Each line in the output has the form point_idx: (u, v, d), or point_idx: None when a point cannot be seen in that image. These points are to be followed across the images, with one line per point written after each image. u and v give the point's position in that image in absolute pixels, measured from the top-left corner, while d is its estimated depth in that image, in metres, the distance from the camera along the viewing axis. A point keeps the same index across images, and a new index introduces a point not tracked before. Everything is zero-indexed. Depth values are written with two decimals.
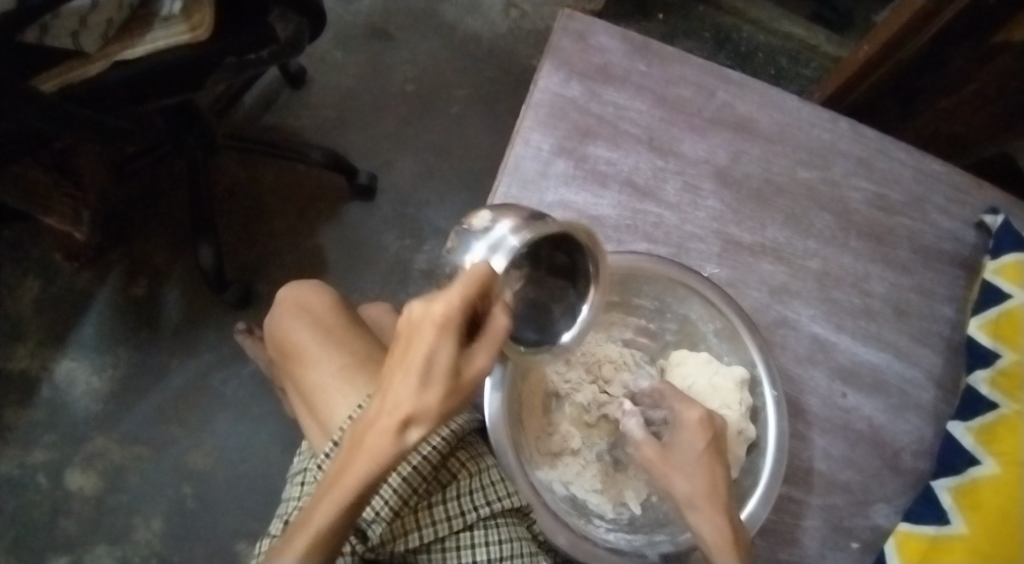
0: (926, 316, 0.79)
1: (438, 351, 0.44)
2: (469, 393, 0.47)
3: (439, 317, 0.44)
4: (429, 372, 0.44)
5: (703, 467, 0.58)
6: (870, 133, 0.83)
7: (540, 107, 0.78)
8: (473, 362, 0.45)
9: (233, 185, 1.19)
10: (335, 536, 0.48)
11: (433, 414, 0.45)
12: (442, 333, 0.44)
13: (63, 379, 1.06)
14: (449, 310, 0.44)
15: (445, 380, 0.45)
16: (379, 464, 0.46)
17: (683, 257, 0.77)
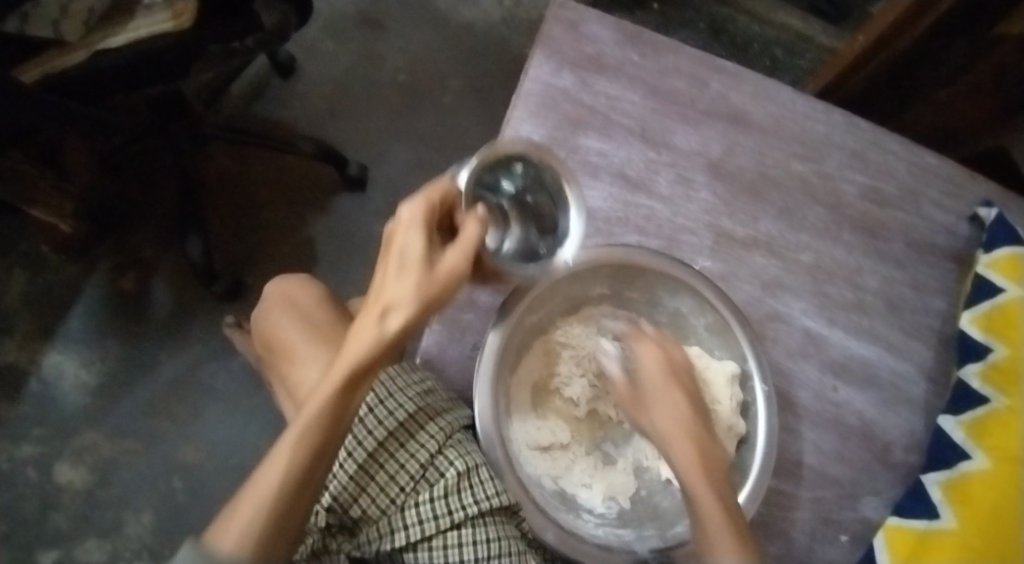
0: (919, 310, 0.79)
1: (411, 239, 0.51)
2: (445, 295, 0.52)
3: (411, 215, 0.51)
4: (407, 259, 0.51)
5: (692, 438, 0.60)
6: (863, 125, 0.82)
7: (530, 97, 0.77)
8: (444, 258, 0.51)
9: (222, 176, 1.18)
10: (325, 432, 0.50)
11: (409, 299, 0.50)
12: (414, 228, 0.51)
13: (51, 372, 1.05)
14: (419, 209, 0.51)
15: (420, 268, 0.50)
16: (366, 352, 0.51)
17: (674, 250, 0.76)
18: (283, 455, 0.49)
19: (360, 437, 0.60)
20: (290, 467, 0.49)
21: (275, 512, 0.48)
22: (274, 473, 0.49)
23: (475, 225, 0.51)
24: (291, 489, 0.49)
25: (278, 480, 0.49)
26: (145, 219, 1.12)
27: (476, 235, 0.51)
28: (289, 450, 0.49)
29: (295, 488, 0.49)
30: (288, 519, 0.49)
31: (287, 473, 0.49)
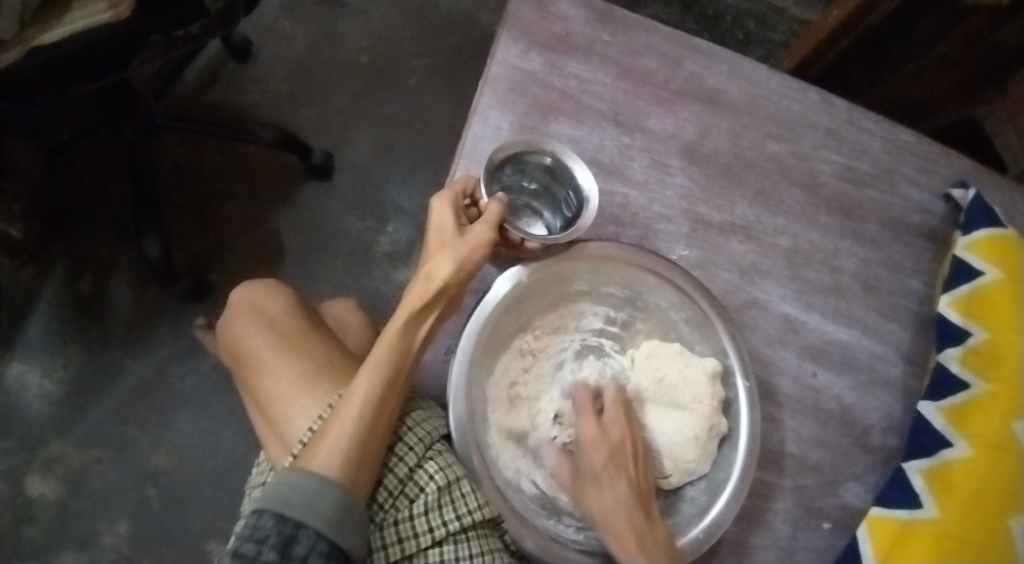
0: (895, 291, 0.78)
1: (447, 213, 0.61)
2: (478, 260, 0.60)
3: (439, 200, 0.61)
4: (445, 228, 0.61)
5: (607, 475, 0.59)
6: (838, 103, 0.81)
7: (498, 82, 0.72)
8: (472, 229, 0.60)
9: (180, 167, 1.14)
10: (391, 369, 0.57)
11: (448, 261, 0.59)
12: (444, 210, 0.61)
13: (15, 382, 1.03)
14: (445, 195, 0.61)
15: (454, 235, 0.60)
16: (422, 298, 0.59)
17: (652, 240, 0.73)
18: (362, 387, 0.56)
19: None
20: (369, 397, 0.56)
21: (358, 435, 0.54)
22: (358, 401, 0.55)
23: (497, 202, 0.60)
24: (369, 417, 0.55)
25: (359, 408, 0.55)
26: (100, 220, 1.09)
27: (498, 208, 0.59)
28: (368, 382, 0.56)
29: (372, 415, 0.56)
30: (368, 444, 0.55)
31: (366, 403, 0.56)
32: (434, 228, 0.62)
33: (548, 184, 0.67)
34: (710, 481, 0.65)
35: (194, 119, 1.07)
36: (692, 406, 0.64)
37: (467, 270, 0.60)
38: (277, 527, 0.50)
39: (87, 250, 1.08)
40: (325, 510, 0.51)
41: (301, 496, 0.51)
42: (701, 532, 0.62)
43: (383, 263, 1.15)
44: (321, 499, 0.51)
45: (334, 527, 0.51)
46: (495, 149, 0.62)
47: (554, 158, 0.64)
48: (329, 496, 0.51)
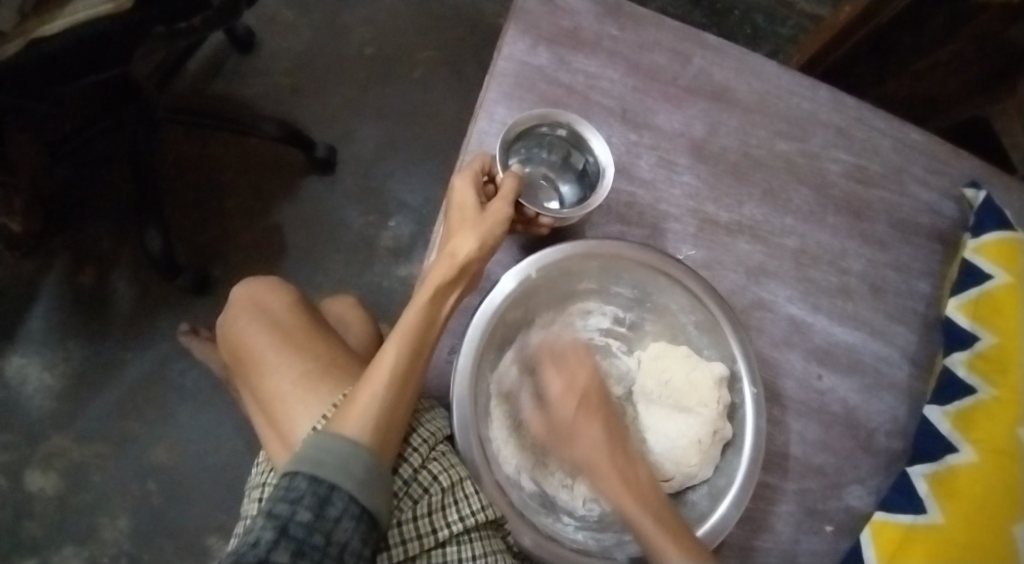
0: (903, 293, 0.77)
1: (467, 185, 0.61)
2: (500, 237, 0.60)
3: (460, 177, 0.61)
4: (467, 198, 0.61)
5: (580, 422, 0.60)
6: (849, 102, 0.80)
7: (504, 77, 0.71)
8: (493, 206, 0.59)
9: (181, 160, 1.13)
10: (419, 337, 0.57)
11: (472, 237, 0.59)
12: (464, 185, 0.61)
13: (16, 375, 1.03)
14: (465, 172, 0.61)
15: (475, 211, 0.60)
16: (448, 268, 0.59)
17: (658, 239, 0.72)
18: (390, 353, 0.56)
19: None
20: (397, 363, 0.56)
21: (386, 401, 0.54)
22: (384, 368, 0.55)
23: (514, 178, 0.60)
24: (396, 383, 0.55)
25: (386, 375, 0.55)
26: (102, 215, 1.09)
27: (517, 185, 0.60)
28: (395, 349, 0.56)
29: (398, 382, 0.55)
30: (397, 409, 0.55)
31: (393, 371, 0.55)
32: (456, 204, 0.61)
33: (567, 157, 0.67)
34: (712, 486, 0.64)
35: (195, 113, 1.06)
36: (697, 410, 0.64)
37: (488, 247, 0.59)
38: (310, 489, 0.49)
39: (89, 243, 1.08)
40: (358, 475, 0.50)
41: (334, 460, 0.50)
42: (706, 532, 0.60)
43: (386, 258, 1.14)
44: (354, 464, 0.51)
45: (366, 492, 0.50)
46: (509, 123, 0.62)
47: (570, 128, 0.64)
48: (361, 462, 0.51)
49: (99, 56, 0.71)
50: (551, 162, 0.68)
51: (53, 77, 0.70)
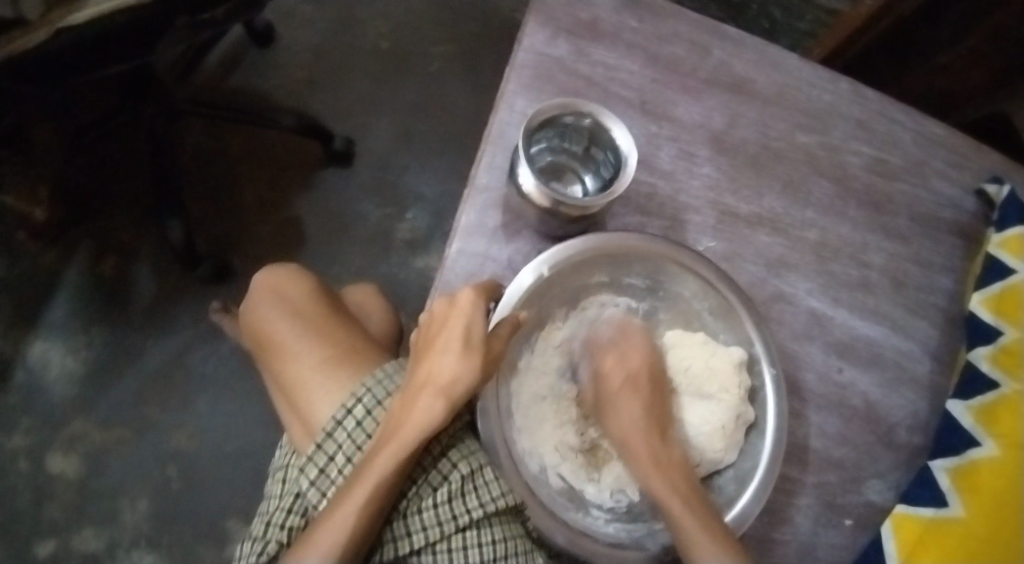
0: (924, 288, 0.77)
1: (477, 318, 0.56)
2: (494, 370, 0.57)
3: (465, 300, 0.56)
4: (470, 342, 0.55)
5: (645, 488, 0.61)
6: (870, 95, 0.79)
7: (524, 68, 0.71)
8: (496, 343, 0.56)
9: (199, 152, 1.14)
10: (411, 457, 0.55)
11: (471, 376, 0.55)
12: (474, 308, 0.56)
13: (37, 361, 1.04)
14: (468, 299, 0.56)
15: (480, 343, 0.55)
16: (421, 431, 0.55)
17: (678, 231, 0.72)
18: (348, 517, 0.53)
19: (355, 440, 0.58)
20: (353, 533, 0.53)
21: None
22: (336, 536, 0.53)
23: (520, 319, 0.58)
24: (349, 549, 0.53)
25: (337, 543, 0.53)
26: (123, 204, 1.10)
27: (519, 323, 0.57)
28: (354, 517, 0.53)
29: (351, 548, 0.53)
30: (359, 545, 0.54)
31: (348, 537, 0.53)
32: (455, 328, 0.56)
33: (589, 147, 0.68)
34: (738, 469, 0.64)
35: (214, 104, 1.07)
36: (719, 396, 0.64)
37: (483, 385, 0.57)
38: None
39: (110, 233, 1.09)
40: None
41: None
42: (731, 520, 0.61)
43: (402, 250, 1.15)
44: None
45: None
46: (531, 114, 0.62)
47: (593, 118, 0.64)
48: None
49: (117, 49, 0.72)
50: (573, 151, 0.69)
51: (70, 69, 0.70)
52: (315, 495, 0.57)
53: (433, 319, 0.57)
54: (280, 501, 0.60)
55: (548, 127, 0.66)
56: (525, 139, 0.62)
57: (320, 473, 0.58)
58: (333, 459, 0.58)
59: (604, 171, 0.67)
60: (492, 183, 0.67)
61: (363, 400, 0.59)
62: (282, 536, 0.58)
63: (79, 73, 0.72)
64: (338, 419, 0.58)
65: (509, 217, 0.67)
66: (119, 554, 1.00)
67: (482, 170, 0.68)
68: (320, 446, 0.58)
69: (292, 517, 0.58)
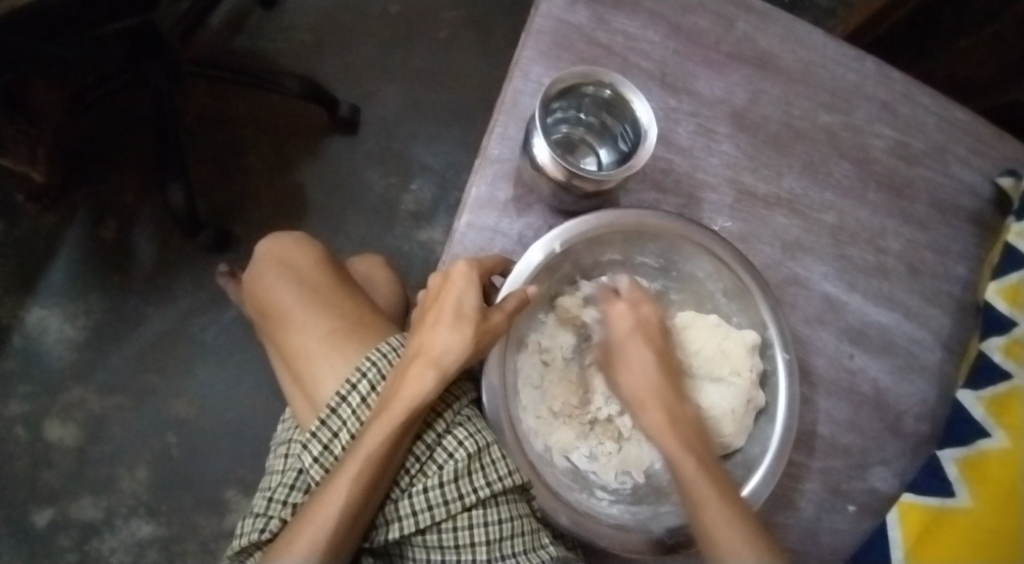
0: (938, 275, 0.75)
1: (471, 291, 0.55)
2: (492, 344, 0.56)
3: (462, 270, 0.55)
4: (464, 314, 0.54)
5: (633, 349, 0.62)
6: (894, 75, 0.77)
7: (541, 34, 0.69)
8: (492, 316, 0.54)
9: (201, 115, 1.11)
10: (406, 430, 0.54)
11: (465, 347, 0.54)
12: (469, 281, 0.55)
13: (34, 326, 1.03)
14: (464, 270, 0.55)
15: (476, 315, 0.54)
16: (412, 404, 0.53)
17: (693, 209, 0.70)
18: (342, 490, 0.52)
19: (359, 416, 0.57)
20: (347, 506, 0.52)
21: (331, 543, 0.52)
22: (331, 510, 0.52)
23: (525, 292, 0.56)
24: (347, 524, 0.52)
25: (332, 518, 0.52)
26: (119, 166, 1.07)
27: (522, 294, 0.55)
28: (347, 489, 0.52)
29: (348, 523, 0.52)
30: (356, 521, 0.53)
31: (345, 512, 0.52)
32: (451, 301, 0.55)
33: (606, 120, 0.66)
34: (746, 455, 0.64)
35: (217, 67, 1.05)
36: (729, 379, 0.63)
37: (480, 355, 0.55)
38: None
39: (109, 196, 1.07)
40: None
41: None
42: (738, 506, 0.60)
43: (406, 222, 1.13)
44: None
45: None
46: (550, 82, 0.60)
47: (614, 89, 0.62)
48: None
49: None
50: (589, 124, 0.67)
51: (56, 26, 0.68)
52: (318, 472, 0.56)
53: (429, 295, 0.57)
54: (282, 476, 0.58)
55: (566, 97, 0.64)
56: (542, 107, 0.60)
57: (324, 450, 0.56)
58: (337, 435, 0.57)
59: (620, 146, 0.66)
60: (505, 155, 0.66)
61: (367, 375, 0.58)
62: (285, 512, 0.57)
63: (67, 31, 0.69)
64: (342, 395, 0.57)
65: (520, 190, 0.65)
66: (118, 521, 0.99)
67: (494, 141, 0.66)
68: (324, 422, 0.57)
69: (296, 492, 0.57)
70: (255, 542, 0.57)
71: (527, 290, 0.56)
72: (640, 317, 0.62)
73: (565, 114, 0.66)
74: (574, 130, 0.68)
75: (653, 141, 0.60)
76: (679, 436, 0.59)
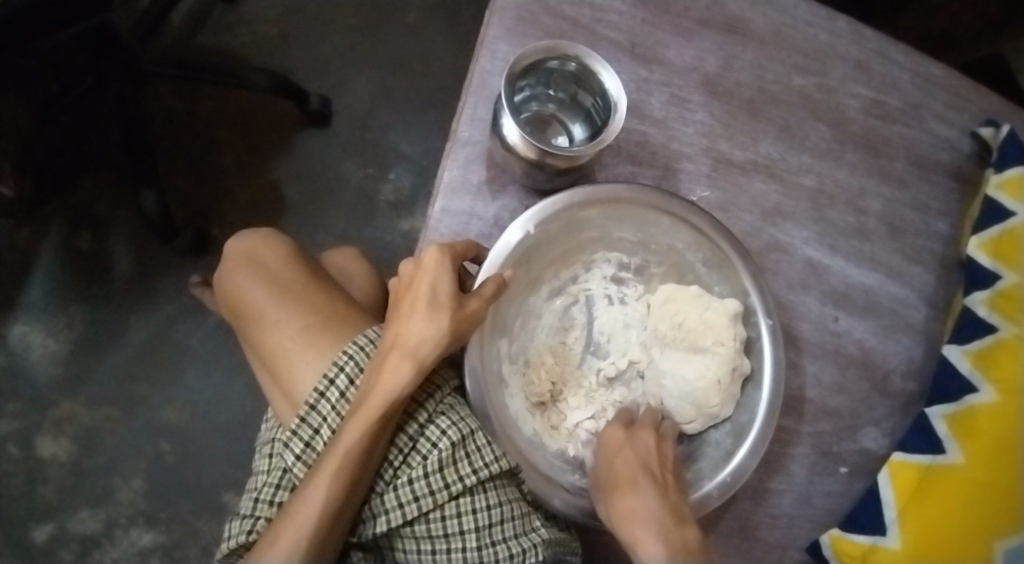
0: (920, 233, 0.75)
1: (444, 277, 0.54)
2: (469, 332, 0.55)
3: (434, 256, 0.54)
4: (438, 301, 0.54)
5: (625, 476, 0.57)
6: (867, 33, 0.76)
7: (505, 11, 0.67)
8: (467, 304, 0.54)
9: (170, 117, 1.10)
10: (383, 423, 0.53)
11: (440, 335, 0.53)
12: (440, 268, 0.54)
13: (18, 343, 1.02)
14: (434, 257, 0.54)
15: (450, 303, 0.53)
16: (390, 396, 0.53)
17: (670, 180, 0.69)
18: (322, 487, 0.51)
19: (339, 411, 0.56)
20: (330, 502, 0.52)
21: (315, 541, 0.52)
22: (314, 508, 0.51)
23: (498, 277, 0.55)
24: (330, 521, 0.52)
25: (316, 515, 0.51)
26: (93, 177, 1.06)
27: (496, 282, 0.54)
28: (329, 486, 0.51)
29: (330, 519, 0.52)
30: (340, 517, 0.53)
31: (326, 509, 0.51)
32: (424, 289, 0.54)
33: (576, 94, 0.65)
34: (735, 423, 0.63)
35: (183, 66, 1.03)
36: (713, 349, 0.62)
37: (457, 343, 0.55)
38: None
39: (83, 206, 1.06)
40: None
41: None
42: (730, 474, 0.60)
43: (386, 213, 1.12)
44: None
45: None
46: (513, 59, 0.59)
47: (580, 62, 0.60)
48: None
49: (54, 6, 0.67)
50: (559, 99, 0.66)
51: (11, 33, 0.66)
52: (301, 470, 0.56)
53: (400, 284, 0.56)
54: (267, 476, 0.58)
55: (532, 73, 0.63)
56: (508, 85, 0.59)
57: (305, 447, 0.56)
58: (318, 432, 0.56)
59: (591, 121, 0.65)
60: (475, 137, 0.64)
61: (345, 369, 0.57)
62: (271, 511, 0.56)
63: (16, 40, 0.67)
64: (320, 391, 0.56)
65: (493, 172, 0.64)
66: (117, 532, 0.99)
67: (463, 123, 0.65)
68: (304, 420, 0.56)
69: (280, 492, 0.56)
70: (242, 544, 0.56)
71: (504, 273, 0.56)
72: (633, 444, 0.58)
73: (533, 91, 0.65)
74: (542, 106, 0.67)
75: (624, 114, 0.59)
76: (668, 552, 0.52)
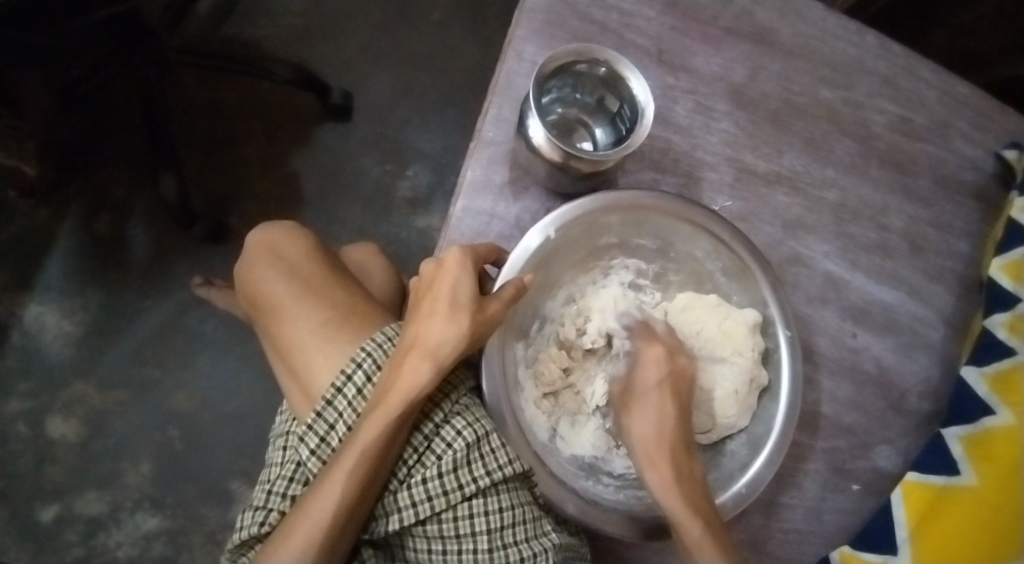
0: (942, 252, 0.74)
1: (464, 280, 0.54)
2: (487, 336, 0.55)
3: (456, 258, 0.54)
4: (458, 303, 0.54)
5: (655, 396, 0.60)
6: (895, 49, 0.76)
7: (534, 12, 0.67)
8: (487, 306, 0.54)
9: (191, 105, 1.10)
10: (401, 422, 0.53)
11: (459, 337, 0.53)
12: (462, 270, 0.54)
13: (33, 323, 1.03)
14: (455, 258, 0.54)
15: (470, 305, 0.54)
16: (408, 395, 0.53)
17: (693, 189, 0.69)
18: (336, 485, 0.51)
19: (355, 408, 0.56)
20: (344, 499, 0.52)
21: (329, 537, 0.52)
22: (327, 505, 0.51)
23: (520, 281, 0.55)
24: (344, 517, 0.52)
25: (330, 511, 0.51)
26: (112, 161, 1.07)
27: (516, 286, 0.54)
28: (344, 482, 0.52)
29: (344, 516, 0.52)
30: (354, 514, 0.53)
31: (339, 507, 0.52)
32: (446, 291, 0.54)
33: (602, 99, 0.65)
34: (750, 435, 0.63)
35: (207, 55, 1.03)
36: (732, 359, 0.62)
37: (476, 345, 0.55)
38: None
39: (102, 189, 1.06)
40: None
41: None
42: (745, 486, 0.60)
43: (403, 209, 1.12)
44: None
45: None
46: (543, 61, 0.58)
47: (609, 66, 0.60)
48: None
49: None
50: (585, 103, 0.66)
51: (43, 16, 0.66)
52: (316, 464, 0.56)
53: (421, 283, 0.56)
54: (281, 468, 0.58)
55: (560, 76, 0.63)
56: (537, 86, 0.58)
57: (321, 442, 0.56)
58: (334, 427, 0.56)
59: (617, 126, 0.65)
60: (499, 137, 0.64)
61: (362, 365, 0.57)
62: (284, 504, 0.56)
63: (46, 22, 0.67)
64: (337, 387, 0.56)
65: (516, 172, 0.64)
66: (123, 515, 0.99)
67: (488, 123, 0.64)
68: (320, 414, 0.56)
69: (294, 485, 0.57)
70: (254, 535, 0.56)
71: (524, 278, 0.55)
72: (673, 367, 0.61)
73: (560, 93, 0.65)
74: (568, 110, 0.67)
75: (652, 120, 0.58)
76: (686, 501, 0.56)
